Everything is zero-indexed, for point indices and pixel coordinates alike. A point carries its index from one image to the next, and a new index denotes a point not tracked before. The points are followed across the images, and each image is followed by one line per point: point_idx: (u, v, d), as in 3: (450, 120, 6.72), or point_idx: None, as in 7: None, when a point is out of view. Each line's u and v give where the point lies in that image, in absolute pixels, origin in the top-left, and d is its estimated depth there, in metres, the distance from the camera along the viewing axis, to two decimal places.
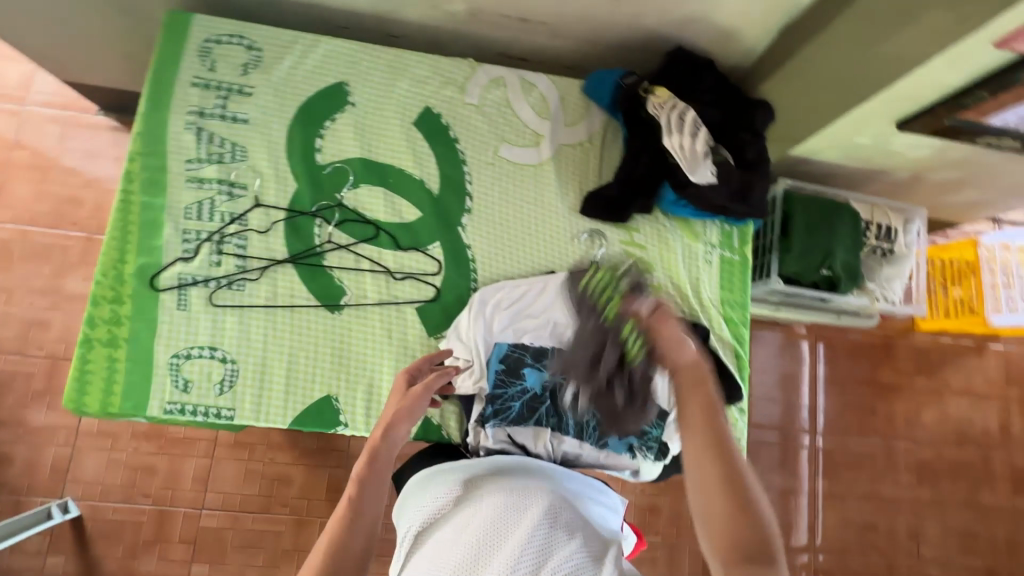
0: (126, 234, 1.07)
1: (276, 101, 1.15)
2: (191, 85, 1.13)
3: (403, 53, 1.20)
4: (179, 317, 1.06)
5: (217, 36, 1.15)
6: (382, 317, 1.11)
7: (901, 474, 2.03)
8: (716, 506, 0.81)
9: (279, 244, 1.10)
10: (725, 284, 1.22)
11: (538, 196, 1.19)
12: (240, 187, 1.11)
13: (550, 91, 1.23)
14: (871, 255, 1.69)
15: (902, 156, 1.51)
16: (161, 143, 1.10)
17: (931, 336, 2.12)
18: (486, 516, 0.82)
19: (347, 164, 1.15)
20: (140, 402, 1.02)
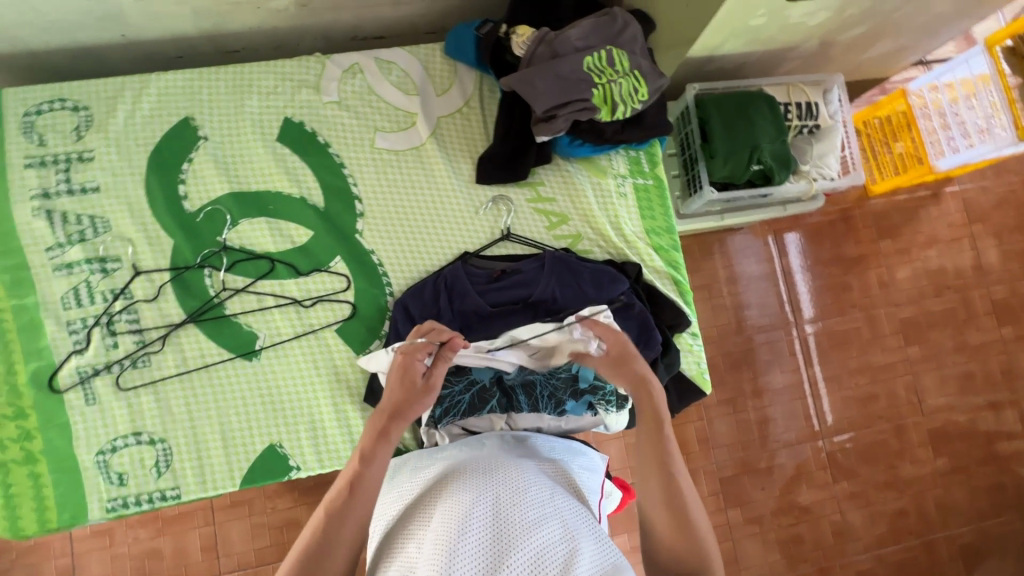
0: (7, 344, 0.99)
1: (123, 158, 1.06)
2: (27, 167, 1.03)
3: (242, 67, 1.10)
4: (91, 413, 0.99)
5: (36, 106, 1.04)
6: (303, 350, 1.05)
7: (889, 338, 2.04)
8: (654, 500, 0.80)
9: (173, 307, 1.03)
10: (645, 213, 1.17)
11: (430, 178, 1.11)
12: (113, 259, 1.03)
13: (411, 64, 1.14)
14: (799, 136, 1.64)
15: (802, 26, 1.44)
16: (15, 238, 1.02)
17: (886, 196, 2.09)
18: (446, 495, 0.75)
19: (219, 204, 1.07)
20: (78, 509, 0.97)
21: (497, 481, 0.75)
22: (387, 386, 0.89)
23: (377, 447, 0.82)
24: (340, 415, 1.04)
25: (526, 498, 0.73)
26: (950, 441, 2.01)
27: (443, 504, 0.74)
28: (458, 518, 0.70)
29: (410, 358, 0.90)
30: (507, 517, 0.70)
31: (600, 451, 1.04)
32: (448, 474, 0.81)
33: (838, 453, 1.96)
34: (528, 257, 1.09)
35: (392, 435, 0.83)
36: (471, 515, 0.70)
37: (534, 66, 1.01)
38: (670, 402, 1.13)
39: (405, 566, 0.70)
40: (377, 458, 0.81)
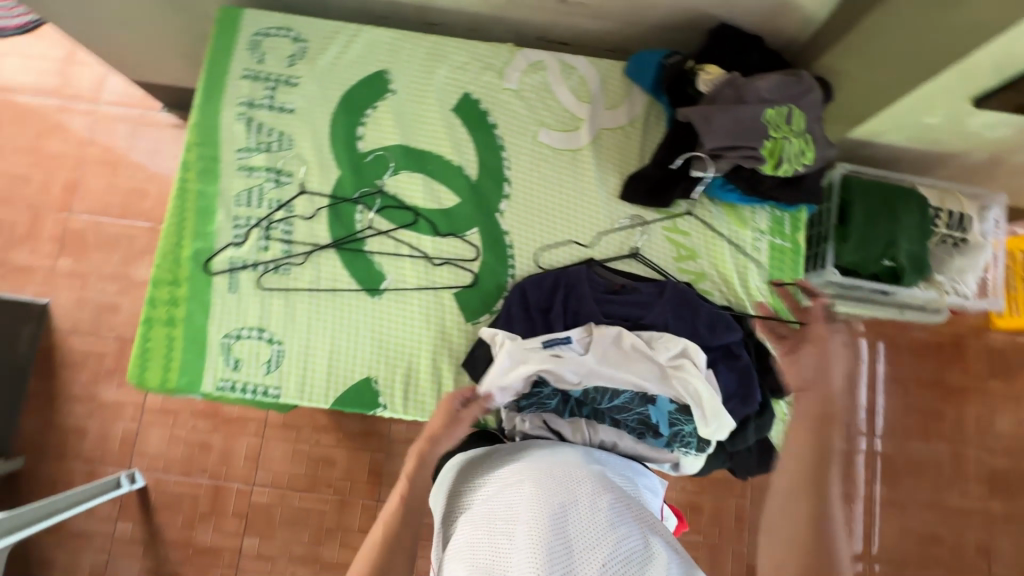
0: (182, 220, 1.13)
1: (321, 90, 1.18)
2: (242, 77, 1.18)
3: (442, 39, 1.20)
4: (230, 300, 1.11)
5: (266, 29, 1.19)
6: (420, 302, 1.12)
7: (972, 483, 1.88)
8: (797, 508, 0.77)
9: (323, 230, 1.14)
10: (774, 273, 1.16)
11: (578, 182, 1.16)
12: (287, 174, 1.15)
13: (591, 73, 1.20)
14: (939, 245, 1.56)
15: (979, 137, 1.38)
16: (214, 133, 1.16)
17: (1009, 335, 1.95)
18: (519, 500, 0.77)
19: (387, 152, 1.17)
20: (194, 378, 1.08)
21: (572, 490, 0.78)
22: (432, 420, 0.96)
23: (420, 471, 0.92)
24: (434, 372, 1.10)
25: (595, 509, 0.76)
26: None
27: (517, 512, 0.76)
28: (536, 528, 0.72)
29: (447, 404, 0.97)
30: (582, 527, 0.73)
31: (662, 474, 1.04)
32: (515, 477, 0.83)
33: None
34: (648, 281, 1.12)
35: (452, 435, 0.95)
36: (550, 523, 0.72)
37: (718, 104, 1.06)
38: (746, 464, 1.11)
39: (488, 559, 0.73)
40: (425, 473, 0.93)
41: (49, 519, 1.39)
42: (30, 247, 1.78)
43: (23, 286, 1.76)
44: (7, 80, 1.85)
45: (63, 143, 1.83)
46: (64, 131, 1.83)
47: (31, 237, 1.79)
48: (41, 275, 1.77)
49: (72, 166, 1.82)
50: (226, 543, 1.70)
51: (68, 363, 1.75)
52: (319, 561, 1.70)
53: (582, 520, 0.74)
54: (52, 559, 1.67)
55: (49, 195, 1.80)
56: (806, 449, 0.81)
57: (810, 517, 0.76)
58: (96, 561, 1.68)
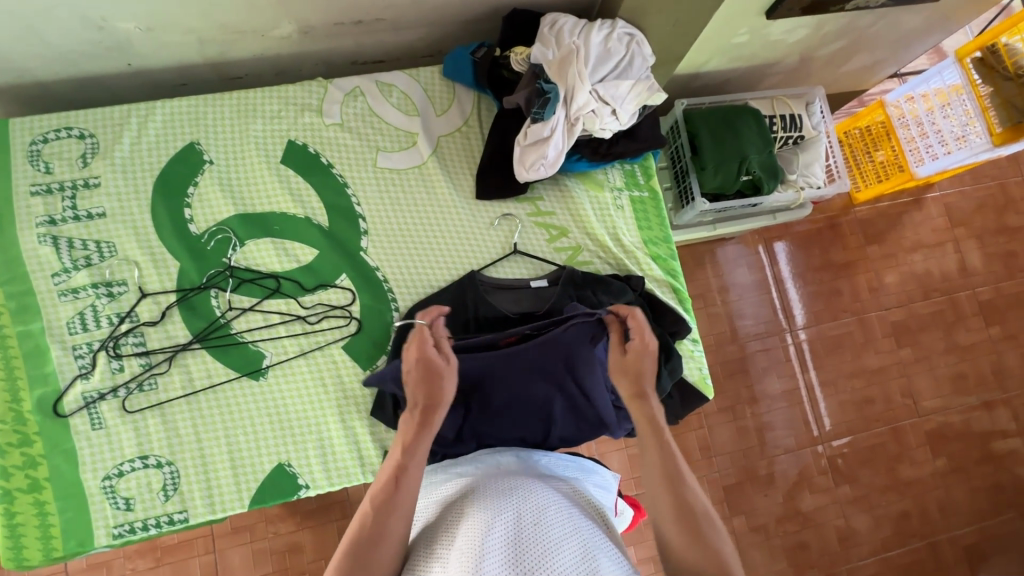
0: (11, 370, 0.99)
1: (128, 183, 1.07)
2: (32, 195, 1.04)
3: (247, 93, 1.13)
4: (97, 438, 0.99)
5: (43, 134, 1.06)
6: (310, 367, 1.06)
7: (882, 341, 2.08)
8: (665, 516, 0.82)
9: (180, 328, 1.04)
10: (642, 224, 1.20)
11: (431, 195, 1.14)
12: (119, 283, 1.04)
13: (410, 86, 1.17)
14: (784, 147, 1.69)
15: (783, 42, 1.50)
16: (19, 265, 1.02)
17: (871, 203, 2.15)
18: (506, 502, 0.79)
19: (224, 226, 1.08)
20: (84, 537, 0.96)
21: (512, 501, 0.79)
22: (411, 379, 0.91)
23: (408, 448, 0.85)
24: (348, 433, 1.05)
25: (546, 512, 0.78)
26: (947, 441, 2.04)
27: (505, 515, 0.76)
28: (549, 525, 0.76)
29: (421, 346, 0.91)
30: (523, 538, 0.74)
31: (612, 471, 1.07)
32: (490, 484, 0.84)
33: (839, 457, 1.98)
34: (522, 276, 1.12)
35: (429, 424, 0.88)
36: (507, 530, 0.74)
37: (569, 76, 1.03)
38: (673, 409, 1.16)
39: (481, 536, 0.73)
40: (415, 451, 0.85)
41: None
42: None
43: None
44: None
45: None
46: None
47: None
48: None
49: None
50: None
51: None
52: None
53: (522, 530, 0.74)
54: None
55: None
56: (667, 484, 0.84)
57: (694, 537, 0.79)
58: None
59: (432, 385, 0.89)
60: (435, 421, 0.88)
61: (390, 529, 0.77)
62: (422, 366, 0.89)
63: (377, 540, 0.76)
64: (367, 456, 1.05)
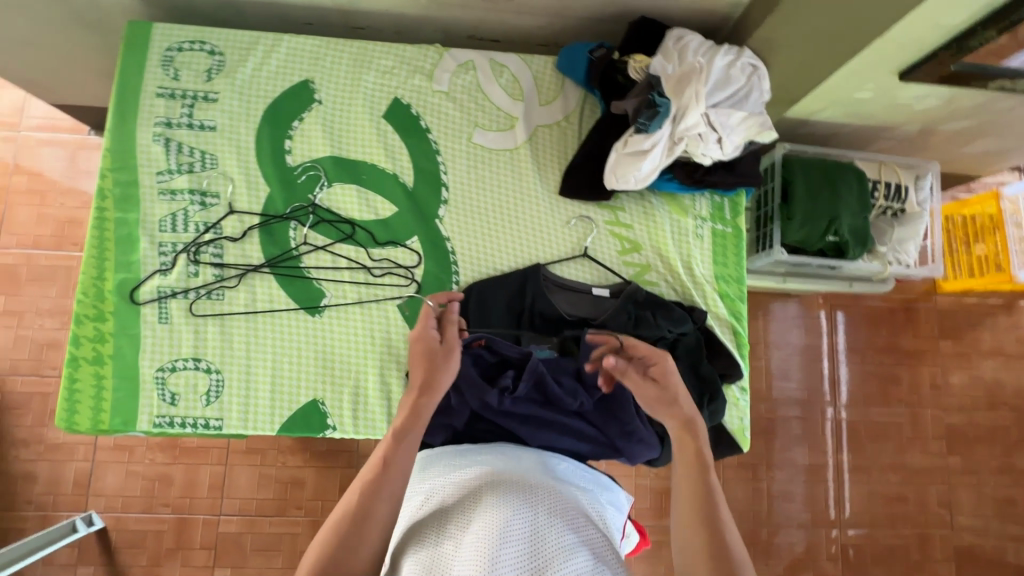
0: (103, 251, 1.07)
1: (242, 104, 1.13)
2: (157, 96, 1.12)
3: (367, 44, 1.17)
4: (161, 331, 1.05)
5: (179, 43, 1.13)
6: (363, 317, 1.09)
7: (931, 442, 1.95)
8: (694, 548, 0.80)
9: (256, 250, 1.09)
10: (718, 259, 1.17)
11: (516, 181, 1.15)
12: (213, 195, 1.10)
13: (522, 70, 1.18)
14: (881, 217, 1.60)
15: (908, 108, 1.41)
16: (131, 157, 1.10)
17: (955, 296, 2.01)
18: (523, 500, 0.79)
19: (317, 164, 1.13)
20: (129, 417, 1.03)
21: (528, 501, 0.79)
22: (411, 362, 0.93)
23: (401, 432, 0.86)
24: (384, 387, 1.07)
25: (563, 518, 0.79)
26: (975, 564, 1.90)
27: (522, 513, 0.77)
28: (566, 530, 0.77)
29: (423, 324, 0.95)
30: (540, 542, 0.74)
31: (627, 492, 1.05)
32: (506, 477, 0.85)
33: (853, 547, 1.88)
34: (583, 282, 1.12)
35: (422, 408, 0.89)
36: (523, 532, 0.75)
37: (685, 94, 1.01)
38: None
39: (496, 530, 0.75)
40: (407, 435, 0.86)
41: (23, 560, 1.38)
42: None
43: None
44: None
45: None
46: None
47: None
48: None
49: None
50: None
51: (9, 407, 1.66)
52: None
53: (539, 534, 0.75)
54: None
55: None
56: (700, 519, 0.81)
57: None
58: None
59: (430, 366, 0.91)
60: (427, 408, 0.89)
61: (377, 511, 0.79)
62: (422, 346, 0.93)
63: (365, 521, 0.79)
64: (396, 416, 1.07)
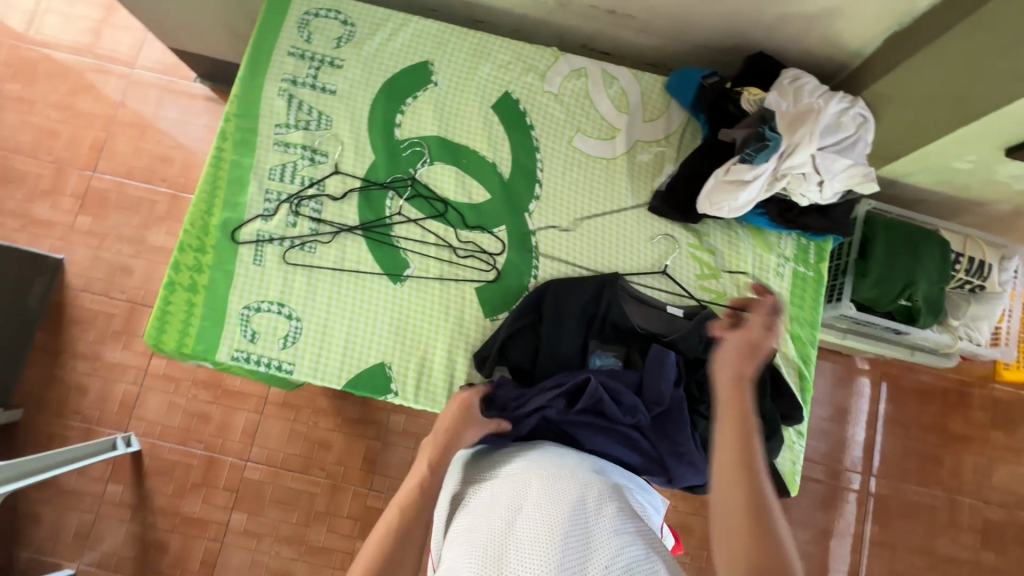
0: (214, 188, 1.13)
1: (363, 74, 1.19)
2: (288, 54, 1.19)
3: (488, 37, 1.22)
4: (253, 272, 1.11)
5: (317, 9, 1.20)
6: (441, 293, 1.12)
7: (965, 533, 1.87)
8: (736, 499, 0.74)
9: (352, 212, 1.14)
10: (794, 300, 1.17)
11: (607, 189, 1.17)
12: (322, 154, 1.16)
13: (631, 85, 1.21)
14: (956, 290, 1.57)
15: (1005, 186, 1.38)
16: (254, 106, 1.17)
17: (1012, 388, 1.94)
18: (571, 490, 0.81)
19: (423, 141, 1.18)
20: (210, 346, 1.08)
21: (574, 490, 0.81)
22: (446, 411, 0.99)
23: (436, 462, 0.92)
24: (448, 364, 1.10)
25: (609, 507, 0.81)
26: None
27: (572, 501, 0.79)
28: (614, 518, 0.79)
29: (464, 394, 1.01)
30: (594, 530, 0.76)
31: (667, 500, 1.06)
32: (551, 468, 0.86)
33: None
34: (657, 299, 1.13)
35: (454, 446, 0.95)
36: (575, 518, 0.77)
37: (799, 132, 1.02)
38: None
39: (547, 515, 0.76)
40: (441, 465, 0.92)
41: (67, 465, 1.45)
42: (51, 202, 1.79)
43: (40, 240, 1.76)
44: (46, 35, 1.86)
45: (94, 103, 1.84)
46: (96, 91, 1.85)
47: (53, 192, 1.79)
48: (58, 231, 1.77)
49: (102, 126, 1.83)
50: (213, 516, 1.69)
51: (75, 321, 1.75)
52: (305, 544, 1.69)
53: (591, 515, 0.78)
54: (39, 514, 1.66)
55: (75, 152, 1.81)
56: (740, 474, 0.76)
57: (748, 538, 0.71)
58: (82, 521, 1.67)
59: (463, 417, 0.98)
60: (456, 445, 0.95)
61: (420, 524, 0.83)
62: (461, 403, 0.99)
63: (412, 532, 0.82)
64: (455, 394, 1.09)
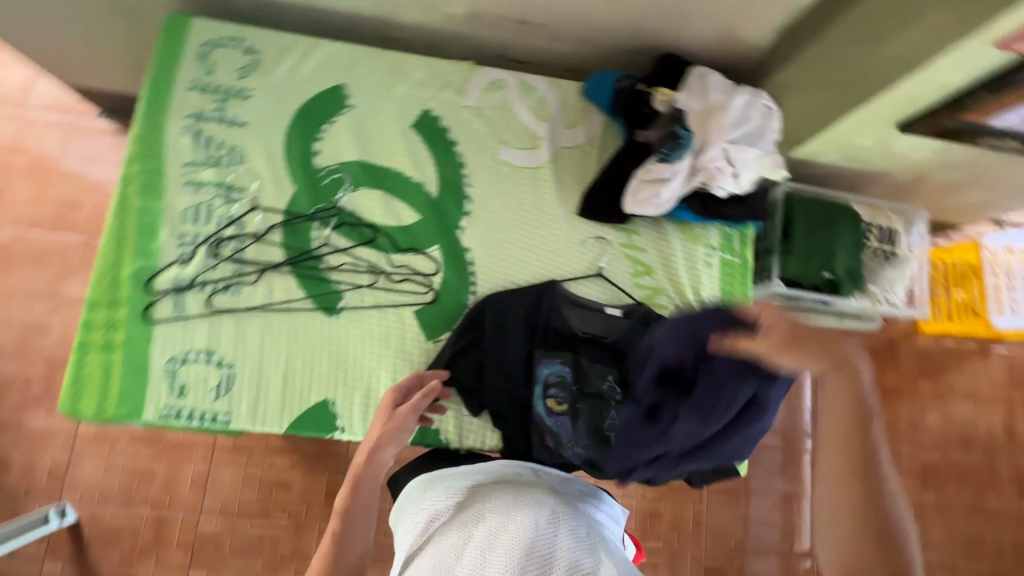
0: (122, 237, 1.06)
1: (274, 103, 1.15)
2: (190, 89, 1.13)
3: (401, 56, 1.20)
4: (175, 322, 1.05)
5: (216, 39, 1.14)
6: (379, 321, 1.10)
7: (906, 478, 2.01)
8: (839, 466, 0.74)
9: (276, 248, 1.10)
10: (725, 287, 1.22)
11: (536, 199, 1.18)
12: (237, 190, 1.11)
13: (549, 93, 1.22)
14: (873, 258, 1.67)
15: (903, 157, 1.49)
16: (157, 146, 1.10)
17: (934, 338, 2.10)
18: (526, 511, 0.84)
19: (344, 167, 1.15)
20: (135, 407, 1.01)
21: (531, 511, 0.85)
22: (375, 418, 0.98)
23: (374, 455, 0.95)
24: None
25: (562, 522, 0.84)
26: None
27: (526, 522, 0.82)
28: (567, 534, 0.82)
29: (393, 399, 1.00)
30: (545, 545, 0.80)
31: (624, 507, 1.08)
32: (511, 493, 0.89)
33: None
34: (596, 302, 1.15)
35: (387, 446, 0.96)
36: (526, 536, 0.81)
37: (709, 129, 1.09)
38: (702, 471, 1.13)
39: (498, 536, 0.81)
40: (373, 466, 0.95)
41: None
42: None
43: None
44: None
45: None
46: None
47: None
48: None
49: None
50: None
51: None
52: None
53: (533, 539, 0.81)
54: None
55: None
56: (845, 439, 0.75)
57: (848, 493, 0.73)
58: None
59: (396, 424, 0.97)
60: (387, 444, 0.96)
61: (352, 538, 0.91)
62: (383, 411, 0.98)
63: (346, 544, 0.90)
64: None
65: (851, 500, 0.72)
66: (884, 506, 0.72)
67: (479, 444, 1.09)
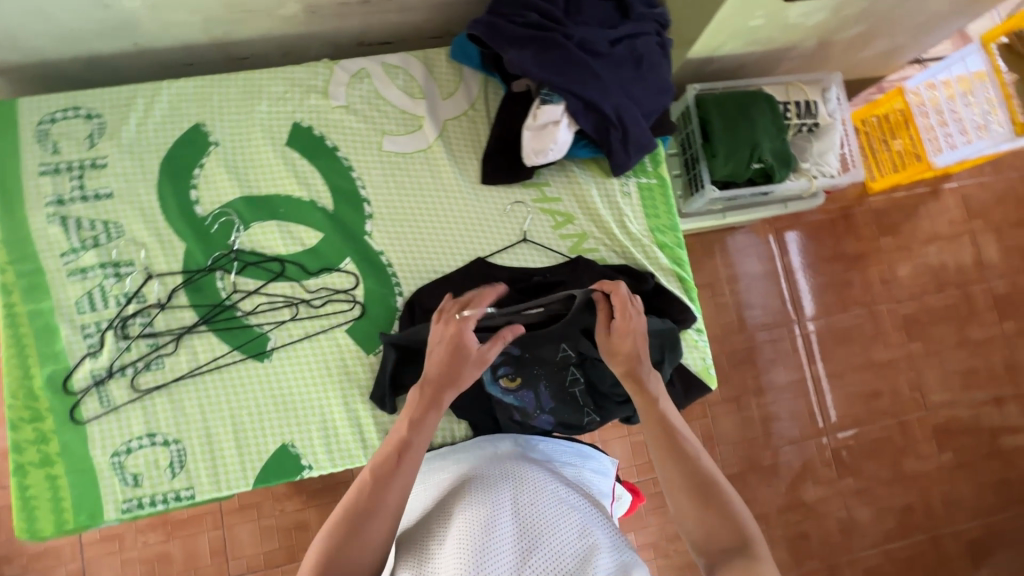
0: (23, 348, 1.01)
1: (135, 164, 1.07)
2: (41, 174, 1.05)
3: (252, 74, 1.12)
4: (106, 416, 1.00)
5: (51, 114, 1.06)
6: (314, 351, 1.06)
7: (892, 335, 2.05)
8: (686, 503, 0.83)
9: (186, 310, 1.05)
10: (649, 212, 1.19)
11: (435, 181, 1.13)
12: (126, 264, 1.05)
13: (416, 68, 1.16)
14: (798, 134, 1.65)
15: (800, 26, 1.44)
16: (29, 244, 1.03)
17: (886, 194, 2.10)
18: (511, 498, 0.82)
19: (229, 208, 1.09)
20: (94, 511, 0.98)
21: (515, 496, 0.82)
22: (436, 353, 0.89)
23: (416, 422, 0.84)
24: (350, 416, 1.05)
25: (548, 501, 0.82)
26: (954, 436, 2.02)
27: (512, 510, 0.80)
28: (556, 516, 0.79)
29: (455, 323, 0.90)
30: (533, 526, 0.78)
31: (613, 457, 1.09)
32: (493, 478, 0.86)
33: (843, 450, 1.96)
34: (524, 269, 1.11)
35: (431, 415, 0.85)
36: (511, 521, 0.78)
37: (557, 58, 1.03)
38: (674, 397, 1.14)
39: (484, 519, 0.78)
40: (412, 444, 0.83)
41: None
42: None
43: None
44: None
45: None
46: None
47: None
48: None
49: None
50: None
51: None
52: None
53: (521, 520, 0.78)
54: None
55: None
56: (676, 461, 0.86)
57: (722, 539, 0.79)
58: None
59: (456, 363, 0.87)
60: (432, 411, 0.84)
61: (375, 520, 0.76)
62: (455, 341, 0.88)
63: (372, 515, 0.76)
64: (368, 438, 1.06)
65: (720, 539, 0.79)
66: (731, 503, 0.82)
67: (450, 439, 1.09)
